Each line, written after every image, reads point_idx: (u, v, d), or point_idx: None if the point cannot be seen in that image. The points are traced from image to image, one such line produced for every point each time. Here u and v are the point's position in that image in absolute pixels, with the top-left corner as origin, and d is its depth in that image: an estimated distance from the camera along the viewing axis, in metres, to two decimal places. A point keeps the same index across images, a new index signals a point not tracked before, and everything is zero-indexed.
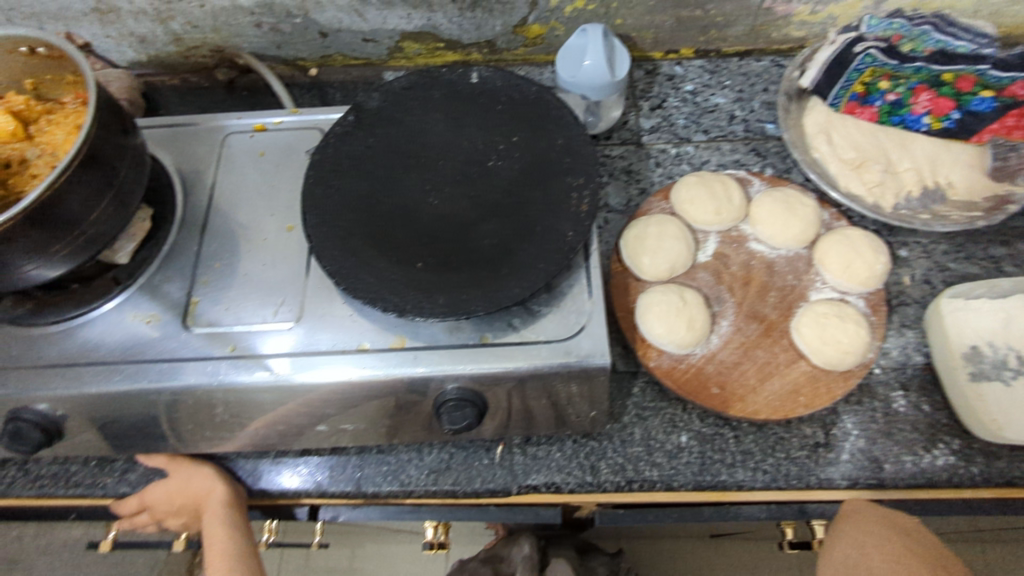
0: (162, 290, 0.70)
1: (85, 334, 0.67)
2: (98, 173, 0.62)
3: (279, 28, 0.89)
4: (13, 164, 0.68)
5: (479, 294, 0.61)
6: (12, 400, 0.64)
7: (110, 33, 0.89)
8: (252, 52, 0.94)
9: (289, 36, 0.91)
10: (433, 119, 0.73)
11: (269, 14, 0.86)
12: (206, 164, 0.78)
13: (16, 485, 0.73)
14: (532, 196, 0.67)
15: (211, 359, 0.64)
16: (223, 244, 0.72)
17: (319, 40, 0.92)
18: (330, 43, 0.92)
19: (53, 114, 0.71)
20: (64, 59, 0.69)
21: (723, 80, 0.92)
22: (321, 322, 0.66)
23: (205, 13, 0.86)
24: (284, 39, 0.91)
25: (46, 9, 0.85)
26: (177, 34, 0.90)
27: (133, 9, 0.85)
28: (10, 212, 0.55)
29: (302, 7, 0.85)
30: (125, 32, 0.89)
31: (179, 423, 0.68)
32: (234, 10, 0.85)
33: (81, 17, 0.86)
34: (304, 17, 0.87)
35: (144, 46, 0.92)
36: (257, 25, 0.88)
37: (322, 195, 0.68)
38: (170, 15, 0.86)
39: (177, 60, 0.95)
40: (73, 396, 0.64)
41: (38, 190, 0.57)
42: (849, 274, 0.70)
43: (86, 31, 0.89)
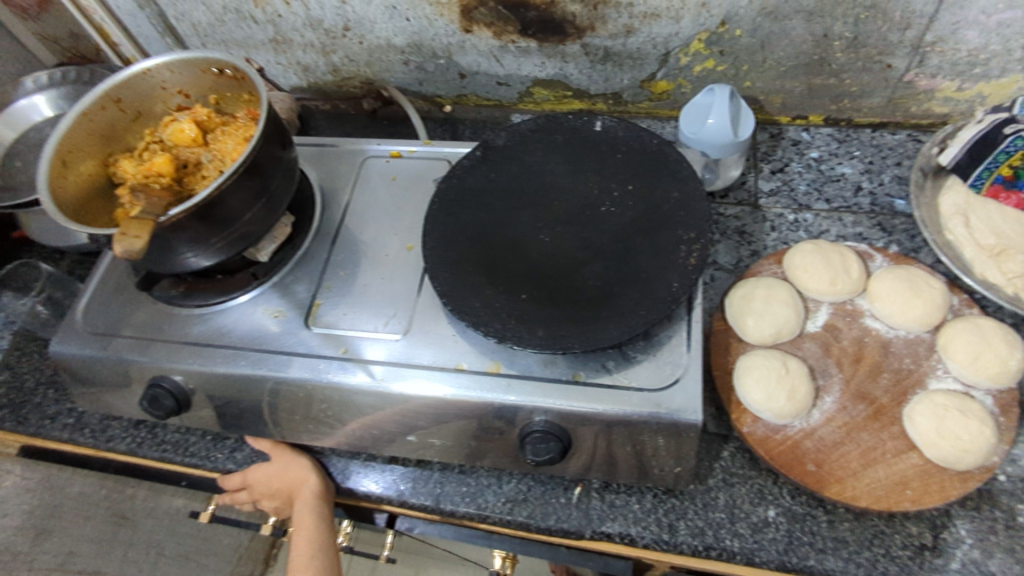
0: (291, 290, 0.77)
1: (224, 319, 0.75)
2: (257, 178, 0.71)
3: (424, 67, 0.97)
4: (190, 165, 0.79)
5: (577, 332, 0.63)
6: (155, 368, 0.73)
7: (280, 61, 1.02)
8: (397, 86, 1.03)
9: (431, 74, 0.99)
10: (555, 162, 0.76)
11: (417, 53, 0.95)
12: (345, 182, 0.86)
13: (144, 445, 0.81)
14: (641, 243, 0.68)
15: (325, 358, 0.70)
16: (350, 255, 0.78)
17: (458, 80, 0.99)
18: (467, 84, 0.99)
19: (225, 126, 0.82)
20: (244, 80, 0.80)
21: (853, 150, 0.89)
22: (426, 339, 0.70)
23: (362, 49, 0.96)
24: (426, 77, 1.00)
25: (235, 35, 0.98)
26: (336, 66, 1.01)
27: (303, 42, 0.97)
28: (184, 205, 0.64)
29: (448, 49, 0.93)
30: (293, 60, 1.01)
31: (287, 414, 0.74)
32: (388, 48, 0.95)
33: (261, 46, 0.99)
34: (448, 58, 0.95)
35: (307, 74, 1.04)
36: (405, 62, 0.97)
37: (446, 220, 0.73)
38: (333, 49, 0.97)
39: (332, 88, 1.06)
40: (204, 372, 0.71)
41: (208, 190, 0.65)
42: (976, 366, 0.65)
43: (262, 57, 1.01)
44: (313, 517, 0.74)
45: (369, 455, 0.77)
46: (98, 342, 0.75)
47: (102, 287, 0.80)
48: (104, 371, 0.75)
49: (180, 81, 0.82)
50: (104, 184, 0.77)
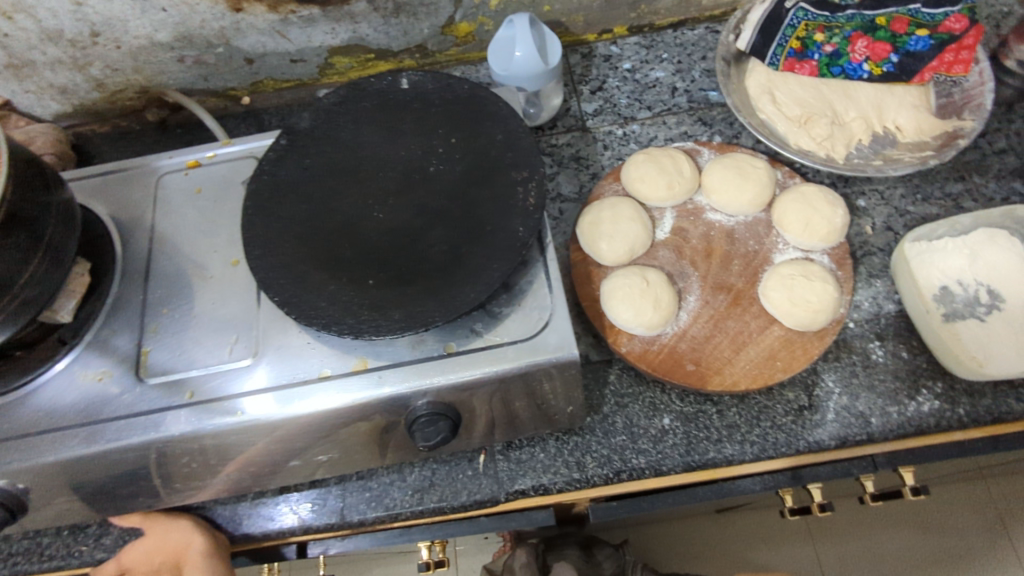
0: (110, 344, 0.67)
1: (36, 400, 0.64)
2: (22, 231, 0.59)
3: (202, 59, 0.86)
4: None
5: (435, 304, 0.59)
6: None
7: (28, 88, 0.86)
8: (180, 88, 0.91)
9: (215, 66, 0.88)
10: (368, 133, 0.71)
11: (190, 46, 0.84)
12: (142, 209, 0.75)
13: None
14: (477, 195, 0.65)
15: (170, 409, 0.62)
16: (170, 288, 0.69)
17: (247, 67, 0.89)
18: (258, 69, 0.90)
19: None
20: None
21: (661, 54, 0.90)
22: (279, 357, 0.64)
23: (124, 55, 0.83)
24: (210, 71, 0.89)
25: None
26: (99, 79, 0.87)
27: (47, 60, 0.82)
28: None
29: (223, 35, 0.83)
30: (44, 84, 0.86)
31: (147, 479, 0.65)
32: (153, 47, 0.83)
33: None
34: (227, 45, 0.84)
35: (66, 96, 0.89)
36: (179, 59, 0.86)
37: (266, 222, 0.66)
38: (87, 61, 0.83)
39: (103, 106, 0.92)
40: (30, 467, 0.61)
41: None
42: (809, 233, 0.69)
43: (4, 89, 0.85)
44: None
45: (255, 494, 0.70)
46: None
47: None
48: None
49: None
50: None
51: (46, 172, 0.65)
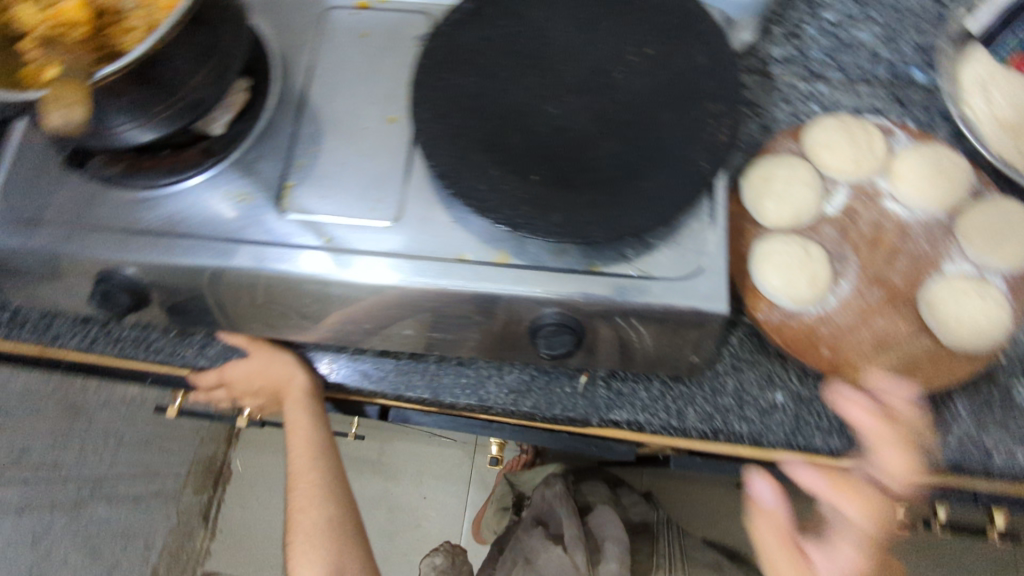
0: (256, 168, 0.66)
1: (178, 204, 0.64)
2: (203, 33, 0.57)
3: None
4: (108, 13, 0.60)
5: (599, 219, 0.56)
6: (103, 262, 0.63)
7: None
8: None
9: None
10: (560, 17, 0.65)
11: None
12: (304, 38, 0.71)
13: (99, 342, 0.73)
14: (665, 116, 0.60)
15: (306, 249, 0.61)
16: (321, 128, 0.67)
17: None
18: None
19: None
20: None
21: (871, 13, 0.81)
22: (425, 231, 0.62)
23: None
24: None
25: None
26: None
27: None
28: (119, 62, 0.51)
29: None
30: None
31: (263, 307, 0.66)
32: None
33: None
34: None
35: None
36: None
37: (438, 84, 0.63)
38: None
39: None
40: (164, 266, 0.62)
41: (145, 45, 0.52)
42: (994, 249, 0.64)
43: None
44: (306, 416, 0.72)
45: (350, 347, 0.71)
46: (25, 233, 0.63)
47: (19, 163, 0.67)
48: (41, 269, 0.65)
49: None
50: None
51: None
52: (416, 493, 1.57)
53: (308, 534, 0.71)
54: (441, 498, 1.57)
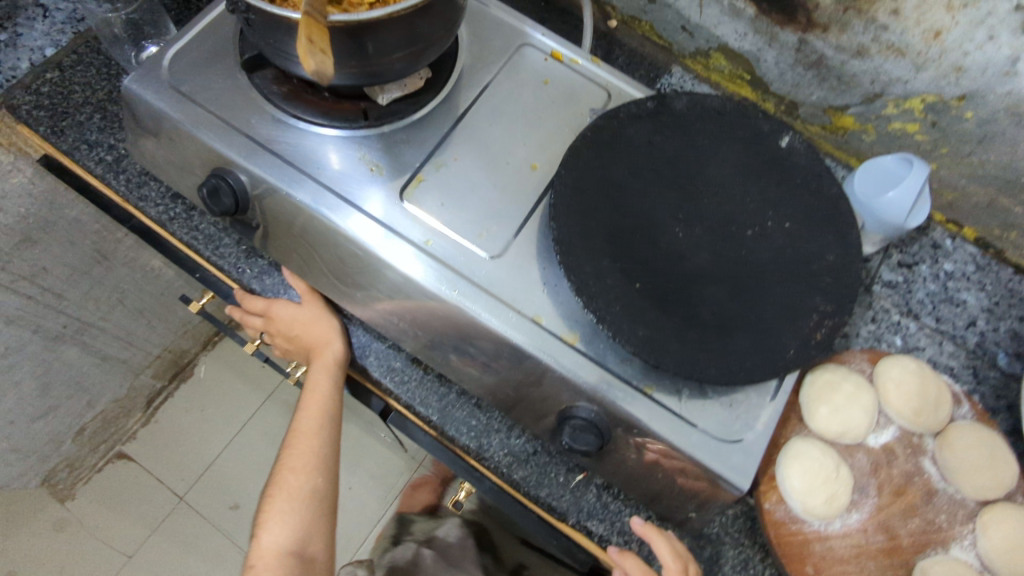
0: (396, 148, 0.69)
1: (316, 145, 0.68)
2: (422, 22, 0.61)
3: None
4: None
5: (676, 351, 0.57)
6: (230, 160, 0.67)
7: None
8: None
9: None
10: (723, 155, 0.67)
11: None
12: (492, 60, 0.75)
13: (176, 222, 0.76)
14: (775, 291, 0.61)
15: (405, 241, 0.64)
16: (469, 142, 0.70)
17: (643, 2, 0.90)
18: (650, 10, 0.90)
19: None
20: None
21: (986, 282, 0.82)
22: (516, 278, 0.63)
23: None
24: None
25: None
26: None
27: None
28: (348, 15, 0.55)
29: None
30: None
31: (340, 267, 0.69)
32: None
33: None
34: None
35: None
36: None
37: (593, 158, 0.65)
38: None
39: None
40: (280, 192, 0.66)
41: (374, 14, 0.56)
42: (1010, 559, 0.63)
43: None
44: (326, 381, 0.74)
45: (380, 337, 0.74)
46: (178, 104, 0.68)
47: (201, 41, 0.72)
48: (177, 138, 0.69)
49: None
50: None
51: None
52: (344, 480, 1.56)
53: (291, 495, 0.72)
54: (366, 497, 1.56)
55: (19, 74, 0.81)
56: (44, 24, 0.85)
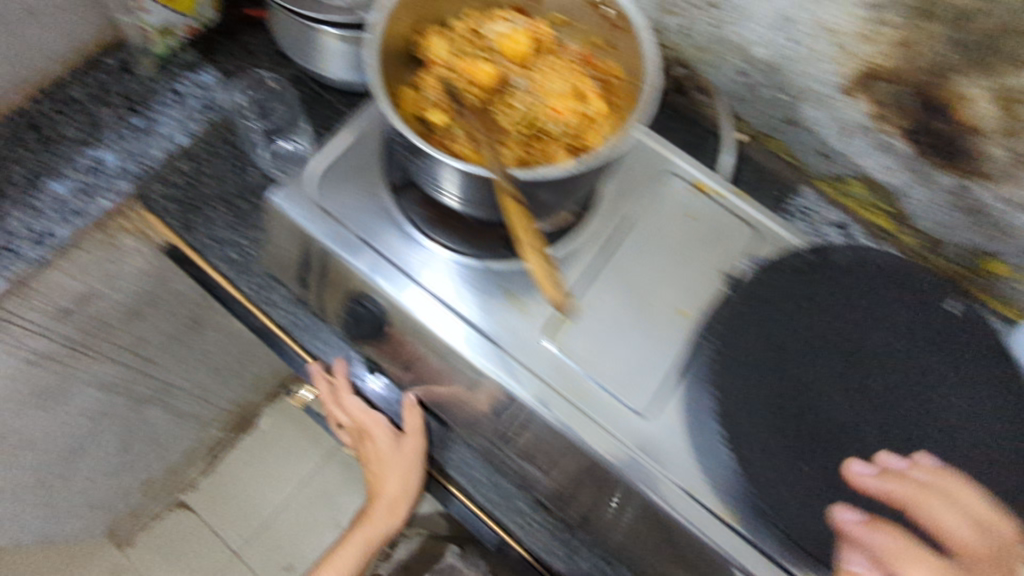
0: (542, 284, 0.67)
1: (460, 278, 0.67)
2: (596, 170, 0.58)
3: (758, 89, 0.86)
4: (535, 125, 0.66)
5: (847, 547, 0.54)
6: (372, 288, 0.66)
7: None
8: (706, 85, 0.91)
9: (757, 100, 0.88)
10: (891, 316, 0.63)
11: (764, 75, 0.83)
12: (637, 189, 0.73)
13: (306, 335, 0.80)
14: (955, 481, 0.55)
15: (556, 393, 0.62)
16: (617, 281, 0.68)
17: (779, 122, 0.88)
18: (784, 131, 0.89)
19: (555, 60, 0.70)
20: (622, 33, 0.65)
21: None
22: (672, 442, 0.61)
23: (706, 32, 0.84)
24: (748, 98, 0.88)
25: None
26: (661, 27, 0.88)
27: None
28: (532, 172, 0.52)
29: (803, 93, 0.82)
30: None
31: (484, 403, 0.68)
32: (737, 50, 0.83)
33: None
34: (793, 99, 0.83)
35: None
36: (740, 71, 0.85)
37: (754, 318, 0.63)
38: (674, 11, 0.84)
39: None
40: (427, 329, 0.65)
41: (558, 168, 0.53)
42: None
43: None
44: (402, 498, 0.85)
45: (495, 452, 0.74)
46: (324, 226, 0.66)
47: (346, 156, 0.71)
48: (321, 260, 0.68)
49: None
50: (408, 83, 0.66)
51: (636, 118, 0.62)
52: None
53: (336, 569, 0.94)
54: None
55: (154, 162, 0.81)
56: (177, 109, 0.84)
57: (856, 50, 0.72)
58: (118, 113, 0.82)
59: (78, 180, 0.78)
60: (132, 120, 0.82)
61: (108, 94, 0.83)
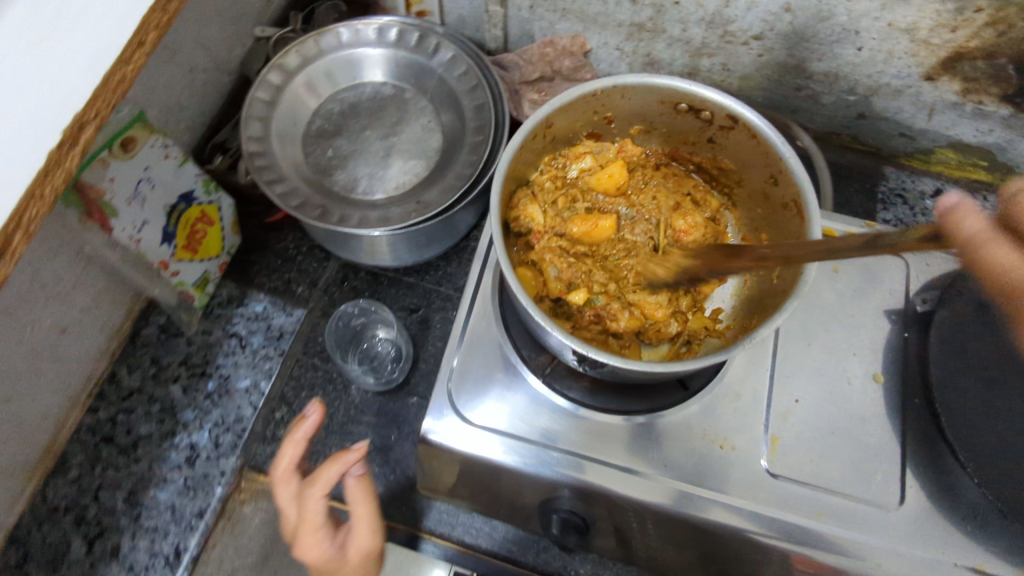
0: (735, 409, 0.64)
1: (654, 440, 0.62)
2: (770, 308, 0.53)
3: (819, 97, 0.81)
4: (673, 258, 0.61)
5: None
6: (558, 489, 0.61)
7: (626, 47, 0.80)
8: (759, 106, 0.86)
9: (821, 106, 0.83)
10: None
11: (827, 83, 0.78)
12: None
13: (482, 540, 0.70)
14: None
15: (805, 522, 0.60)
16: (801, 366, 0.66)
17: (849, 119, 0.84)
18: (856, 125, 0.85)
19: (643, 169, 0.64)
20: (724, 130, 0.57)
21: None
22: (931, 523, 0.60)
23: (754, 62, 0.78)
24: (810, 107, 0.84)
25: (592, 7, 0.75)
26: (698, 68, 0.82)
27: (678, 36, 0.77)
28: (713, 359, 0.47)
29: (876, 89, 0.77)
30: (643, 50, 0.80)
31: (722, 557, 0.64)
32: (793, 70, 0.78)
33: (614, 27, 0.77)
34: (863, 97, 0.79)
35: (648, 68, 0.84)
36: (799, 87, 0.80)
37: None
38: (711, 52, 0.78)
39: None
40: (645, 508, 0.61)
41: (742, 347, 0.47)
42: None
43: (603, 39, 0.80)
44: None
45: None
46: (486, 442, 0.61)
47: (471, 355, 0.66)
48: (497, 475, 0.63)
49: (603, 100, 0.56)
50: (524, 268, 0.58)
51: (786, 221, 0.55)
52: None
53: None
54: None
55: (248, 423, 0.72)
56: (244, 354, 0.75)
57: (937, 40, 0.67)
58: (187, 384, 0.74)
59: (182, 478, 0.70)
60: (204, 386, 0.74)
61: (166, 368, 0.74)
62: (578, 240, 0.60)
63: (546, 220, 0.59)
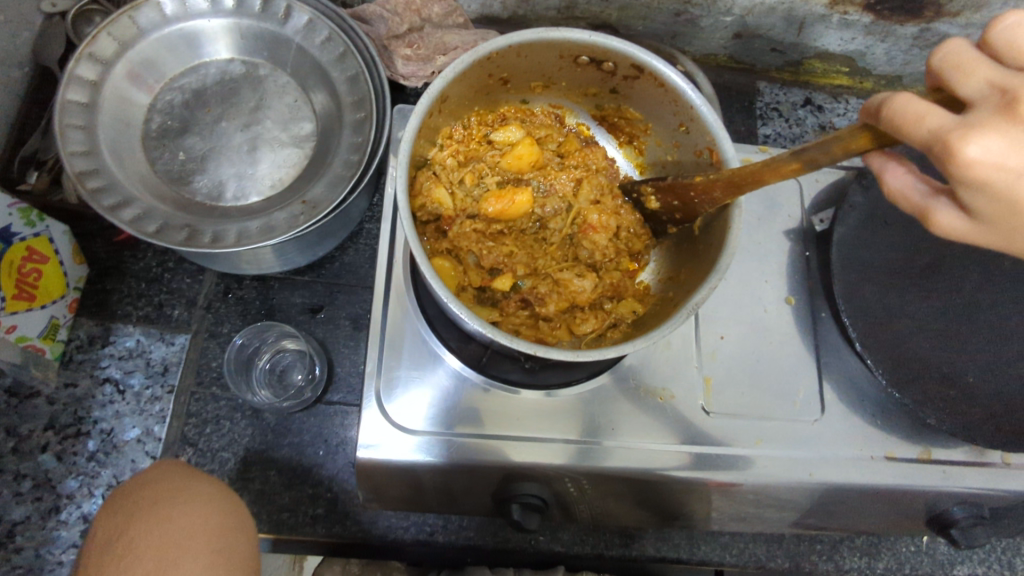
0: (664, 358, 0.63)
1: (595, 406, 0.61)
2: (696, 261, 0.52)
3: (697, 20, 0.79)
4: None
5: None
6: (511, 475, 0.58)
7: None
8: (639, 35, 0.83)
9: (698, 29, 0.81)
10: None
11: (704, 6, 0.76)
12: None
13: (439, 533, 0.67)
14: None
15: (745, 454, 0.61)
16: (719, 300, 0.67)
17: (724, 40, 0.83)
18: (731, 45, 0.84)
19: (548, 132, 0.60)
20: (625, 79, 0.54)
21: None
22: (848, 426, 0.63)
23: None
24: (688, 31, 0.82)
25: None
26: (574, 2, 0.76)
27: None
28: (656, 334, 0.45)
29: (750, 7, 0.76)
30: None
31: (672, 506, 0.64)
32: None
33: None
34: (739, 17, 0.78)
35: (522, 5, 0.77)
36: (677, 12, 0.78)
37: (860, 279, 0.62)
38: None
39: (544, 25, 0.81)
40: (599, 476, 0.59)
41: (683, 313, 0.46)
42: None
43: None
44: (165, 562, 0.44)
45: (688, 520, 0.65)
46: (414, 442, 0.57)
47: (393, 356, 0.60)
48: (445, 476, 0.59)
49: (498, 61, 0.50)
50: (441, 259, 0.53)
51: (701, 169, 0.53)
52: None
53: None
54: None
55: None
56: (125, 401, 0.66)
57: None
58: (61, 449, 0.64)
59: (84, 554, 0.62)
60: (83, 447, 0.65)
61: (29, 437, 0.65)
62: (493, 220, 0.54)
63: (456, 203, 0.54)
